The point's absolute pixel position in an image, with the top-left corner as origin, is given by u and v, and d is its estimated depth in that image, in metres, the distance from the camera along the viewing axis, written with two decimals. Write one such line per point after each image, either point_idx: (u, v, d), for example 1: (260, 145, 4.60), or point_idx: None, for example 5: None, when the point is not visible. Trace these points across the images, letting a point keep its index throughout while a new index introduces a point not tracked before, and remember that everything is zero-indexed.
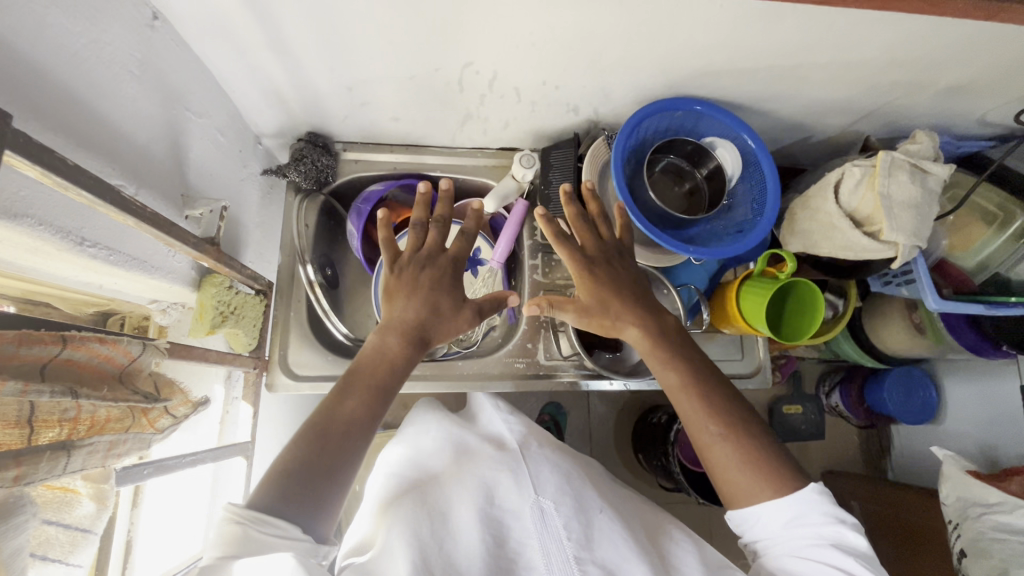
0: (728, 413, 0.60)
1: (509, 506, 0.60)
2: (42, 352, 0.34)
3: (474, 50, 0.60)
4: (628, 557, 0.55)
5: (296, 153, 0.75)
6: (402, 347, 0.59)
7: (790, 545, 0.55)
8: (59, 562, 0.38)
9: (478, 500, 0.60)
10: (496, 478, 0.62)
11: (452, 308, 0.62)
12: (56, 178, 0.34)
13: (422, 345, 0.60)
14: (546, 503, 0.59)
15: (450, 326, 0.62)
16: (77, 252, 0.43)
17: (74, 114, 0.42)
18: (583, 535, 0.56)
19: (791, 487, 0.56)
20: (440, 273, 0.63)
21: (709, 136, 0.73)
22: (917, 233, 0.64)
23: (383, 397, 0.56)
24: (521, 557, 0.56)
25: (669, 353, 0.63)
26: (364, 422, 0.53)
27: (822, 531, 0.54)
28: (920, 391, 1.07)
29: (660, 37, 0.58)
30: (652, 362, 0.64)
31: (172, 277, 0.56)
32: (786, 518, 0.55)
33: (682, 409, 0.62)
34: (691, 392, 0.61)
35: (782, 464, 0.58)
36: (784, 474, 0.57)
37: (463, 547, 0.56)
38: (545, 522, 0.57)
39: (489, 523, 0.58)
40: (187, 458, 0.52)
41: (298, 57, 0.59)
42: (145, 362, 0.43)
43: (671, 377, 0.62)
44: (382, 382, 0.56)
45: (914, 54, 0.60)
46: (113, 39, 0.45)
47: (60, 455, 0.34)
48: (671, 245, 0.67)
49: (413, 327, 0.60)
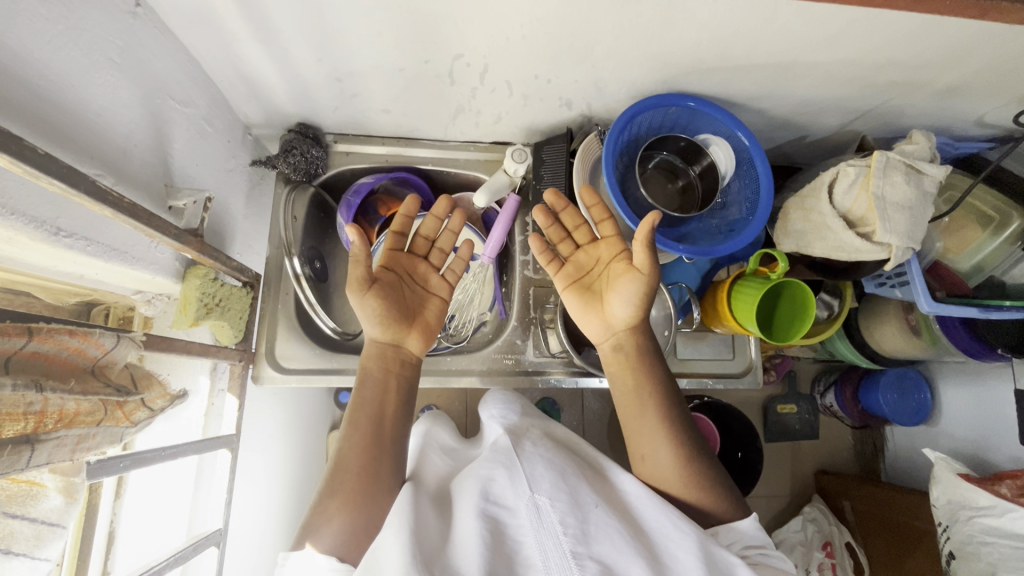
0: (690, 438, 0.63)
1: (506, 504, 0.54)
2: (6, 344, 0.33)
3: (464, 41, 0.59)
4: (627, 553, 0.51)
5: (285, 144, 0.74)
6: (367, 363, 0.65)
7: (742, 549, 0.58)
8: (24, 557, 0.36)
9: (474, 499, 0.55)
10: (489, 477, 0.57)
11: (385, 315, 0.65)
12: (26, 167, 0.34)
13: (371, 359, 0.65)
14: (541, 498, 0.54)
15: (371, 328, 0.65)
16: (53, 243, 0.42)
17: (45, 104, 0.40)
18: (581, 528, 0.51)
19: (737, 507, 0.61)
20: (394, 284, 0.67)
21: (703, 133, 0.72)
22: (910, 235, 0.64)
23: (376, 419, 0.63)
24: (519, 555, 0.51)
25: (651, 370, 0.65)
26: (363, 443, 0.61)
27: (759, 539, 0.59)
28: (914, 393, 1.06)
29: (651, 32, 0.57)
30: (634, 374, 0.66)
31: (155, 268, 0.55)
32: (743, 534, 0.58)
33: (639, 429, 0.64)
34: (656, 416, 0.64)
35: (728, 491, 0.62)
36: (730, 500, 0.61)
37: (462, 550, 0.50)
38: (540, 518, 0.52)
39: (487, 521, 0.52)
40: (166, 450, 0.51)
41: (286, 48, 0.59)
42: (119, 355, 0.41)
43: (643, 401, 0.65)
44: (365, 405, 0.63)
45: (910, 53, 0.59)
46: (92, 26, 0.45)
47: (22, 450, 0.33)
48: (663, 244, 0.67)
49: (366, 348, 0.66)
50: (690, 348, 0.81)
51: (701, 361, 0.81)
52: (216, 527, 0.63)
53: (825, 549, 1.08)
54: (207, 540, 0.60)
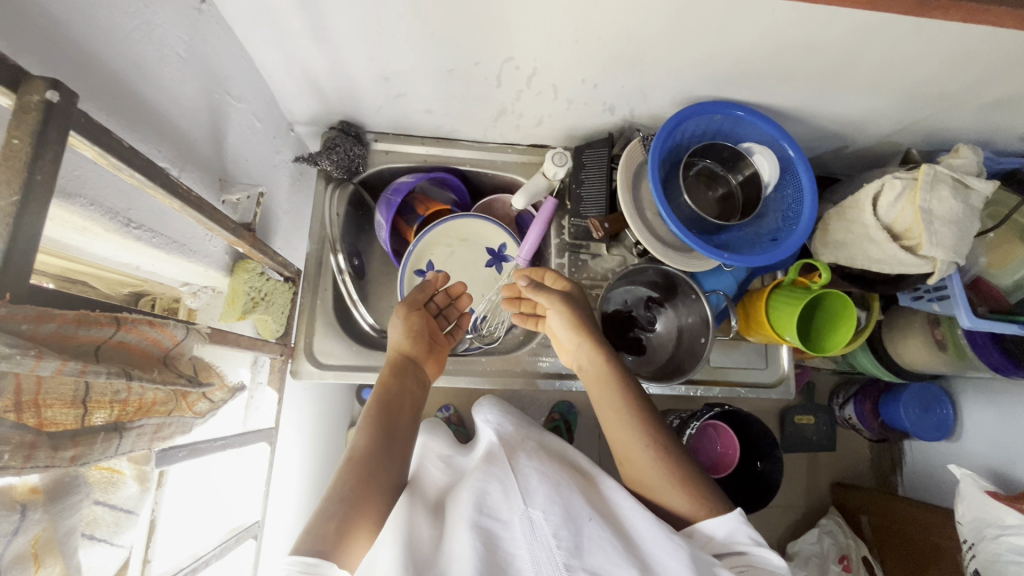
0: (664, 438, 0.63)
1: (499, 516, 0.53)
2: (97, 334, 0.32)
3: (516, 44, 0.59)
4: (620, 565, 0.49)
5: (328, 142, 0.75)
6: (388, 377, 0.66)
7: (720, 545, 0.56)
8: (105, 543, 0.36)
9: (468, 513, 0.53)
10: (484, 489, 0.56)
11: (415, 330, 0.71)
12: (113, 159, 0.34)
13: (393, 366, 0.68)
14: (535, 512, 0.52)
15: (400, 341, 0.70)
16: (123, 234, 0.43)
17: (120, 96, 0.41)
18: (574, 541, 0.50)
19: (720, 505, 0.58)
20: (428, 320, 0.74)
21: (747, 140, 0.72)
22: (956, 250, 0.63)
23: (388, 433, 0.61)
24: (511, 568, 0.49)
25: (617, 378, 0.66)
26: (370, 441, 0.59)
27: (744, 539, 0.55)
28: (937, 408, 1.05)
29: (704, 40, 0.57)
30: (603, 386, 0.67)
31: (207, 261, 0.56)
32: (720, 535, 0.56)
33: (618, 433, 0.65)
34: (624, 417, 0.64)
35: (714, 490, 0.59)
36: (714, 497, 0.59)
37: (455, 564, 0.49)
38: (533, 531, 0.51)
39: (481, 535, 0.51)
40: (217, 442, 0.52)
41: (339, 46, 0.59)
42: (187, 346, 0.40)
43: (612, 405, 0.65)
44: (389, 404, 0.64)
45: (964, 65, 0.58)
46: (162, 21, 0.45)
47: (112, 438, 0.33)
48: (703, 250, 0.66)
49: (386, 360, 0.69)
50: (724, 355, 0.81)
51: (734, 369, 0.81)
52: (254, 519, 0.64)
53: (842, 563, 1.06)
54: (248, 531, 0.61)
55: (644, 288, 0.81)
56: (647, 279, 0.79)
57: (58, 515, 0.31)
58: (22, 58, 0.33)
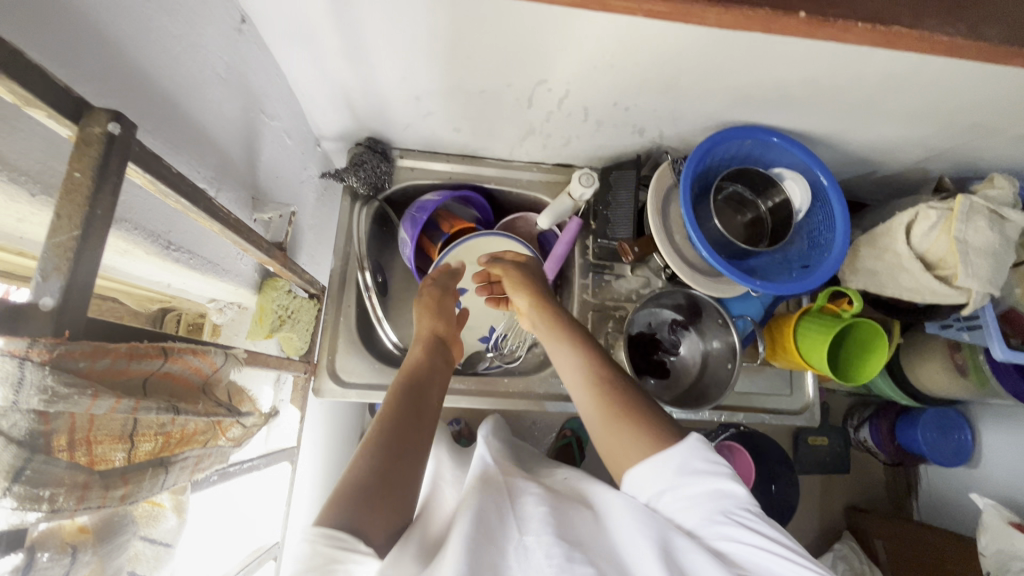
0: (619, 379, 0.59)
1: (498, 543, 0.46)
2: (146, 366, 0.31)
3: (551, 68, 0.59)
4: None
5: (355, 158, 0.74)
6: (421, 352, 0.67)
7: (670, 483, 0.49)
8: None
9: (461, 531, 0.46)
10: (480, 511, 0.50)
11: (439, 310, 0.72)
12: (162, 186, 0.34)
13: (424, 343, 0.68)
14: (530, 537, 0.46)
15: (431, 322, 0.71)
16: (163, 257, 0.43)
17: (163, 120, 0.41)
18: (566, 557, 0.43)
19: (673, 439, 0.52)
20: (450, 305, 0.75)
21: (777, 165, 0.71)
22: (992, 281, 0.62)
23: (420, 399, 0.60)
24: None
25: (568, 330, 0.64)
26: (400, 400, 0.58)
27: (700, 472, 0.49)
28: (957, 433, 1.03)
29: (743, 69, 0.57)
30: (552, 339, 0.65)
31: (238, 280, 0.56)
32: (671, 471, 0.49)
33: (569, 380, 0.61)
34: (574, 360, 0.61)
35: (666, 425, 0.54)
36: (665, 431, 0.53)
37: None
38: (527, 555, 0.45)
39: (475, 557, 0.43)
40: (246, 464, 0.53)
41: (374, 67, 0.59)
42: (225, 373, 0.39)
43: (562, 355, 0.63)
44: (417, 373, 0.63)
45: (1004, 98, 0.58)
46: (206, 42, 0.45)
47: (159, 473, 0.32)
48: (735, 276, 0.65)
49: (418, 337, 0.70)
50: (748, 380, 0.80)
51: (758, 395, 0.80)
52: (274, 540, 0.64)
53: None
54: (269, 552, 0.61)
55: (668, 311, 0.81)
56: (672, 302, 0.79)
57: (108, 556, 0.31)
58: (78, 84, 0.33)
